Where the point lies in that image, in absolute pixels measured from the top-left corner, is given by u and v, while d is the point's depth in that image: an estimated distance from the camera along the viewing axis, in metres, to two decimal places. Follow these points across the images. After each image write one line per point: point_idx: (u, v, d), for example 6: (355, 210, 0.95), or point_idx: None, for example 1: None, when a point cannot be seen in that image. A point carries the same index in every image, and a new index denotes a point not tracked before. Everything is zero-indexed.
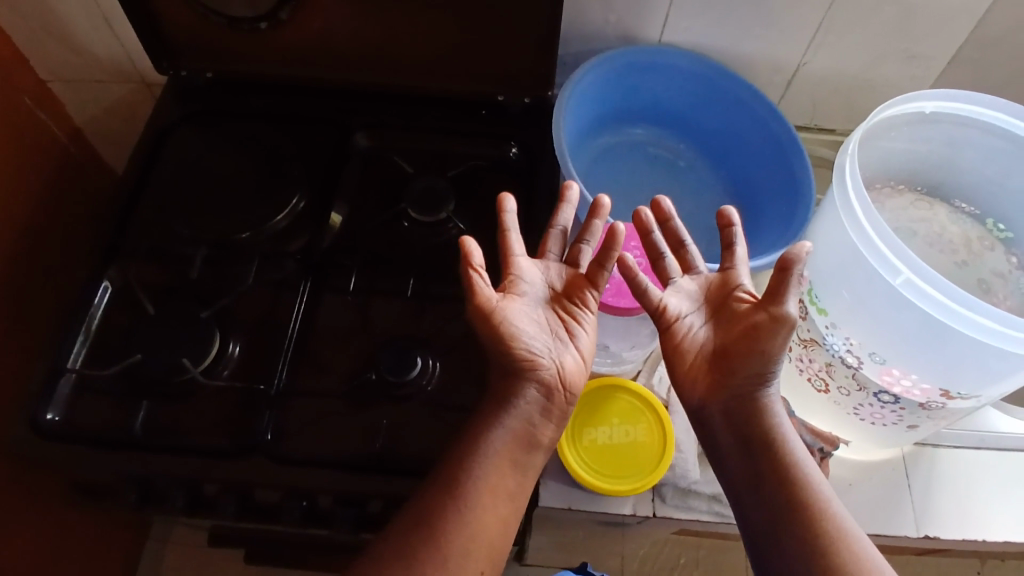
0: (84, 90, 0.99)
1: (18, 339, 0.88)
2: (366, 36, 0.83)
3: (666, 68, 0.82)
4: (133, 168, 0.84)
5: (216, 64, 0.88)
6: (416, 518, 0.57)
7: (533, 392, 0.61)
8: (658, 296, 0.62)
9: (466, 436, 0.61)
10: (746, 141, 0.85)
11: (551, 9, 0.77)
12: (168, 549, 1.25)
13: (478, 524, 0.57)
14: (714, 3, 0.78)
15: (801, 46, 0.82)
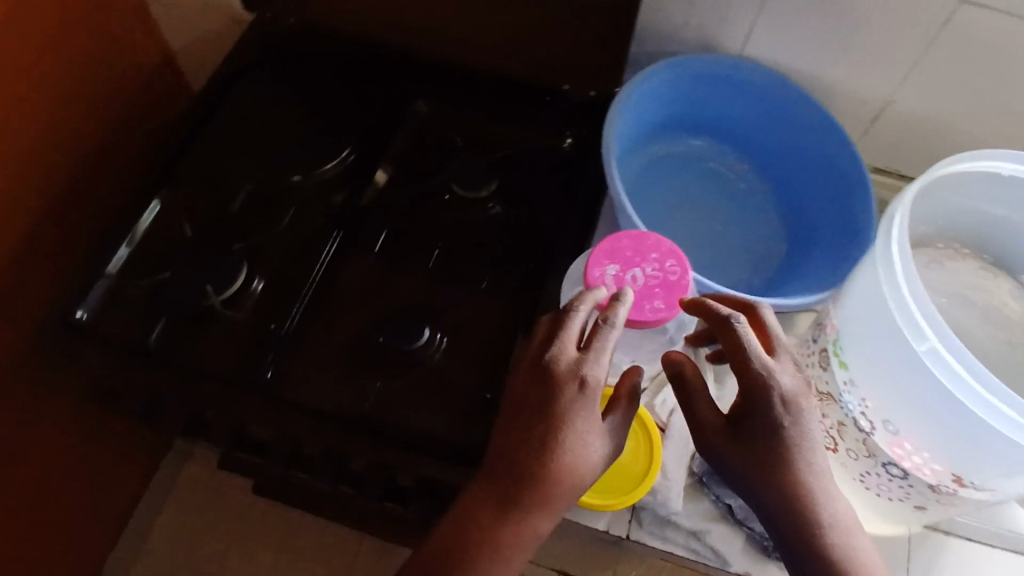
0: (178, 17, 1.04)
1: (77, 241, 0.94)
2: (442, 4, 0.82)
3: (741, 83, 0.78)
4: (203, 99, 0.87)
5: (296, 10, 0.89)
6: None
7: (542, 510, 0.51)
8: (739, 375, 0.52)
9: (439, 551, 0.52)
10: (814, 173, 0.80)
11: (627, 4, 0.74)
12: (184, 466, 1.31)
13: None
14: (803, 24, 0.74)
15: (890, 84, 0.77)
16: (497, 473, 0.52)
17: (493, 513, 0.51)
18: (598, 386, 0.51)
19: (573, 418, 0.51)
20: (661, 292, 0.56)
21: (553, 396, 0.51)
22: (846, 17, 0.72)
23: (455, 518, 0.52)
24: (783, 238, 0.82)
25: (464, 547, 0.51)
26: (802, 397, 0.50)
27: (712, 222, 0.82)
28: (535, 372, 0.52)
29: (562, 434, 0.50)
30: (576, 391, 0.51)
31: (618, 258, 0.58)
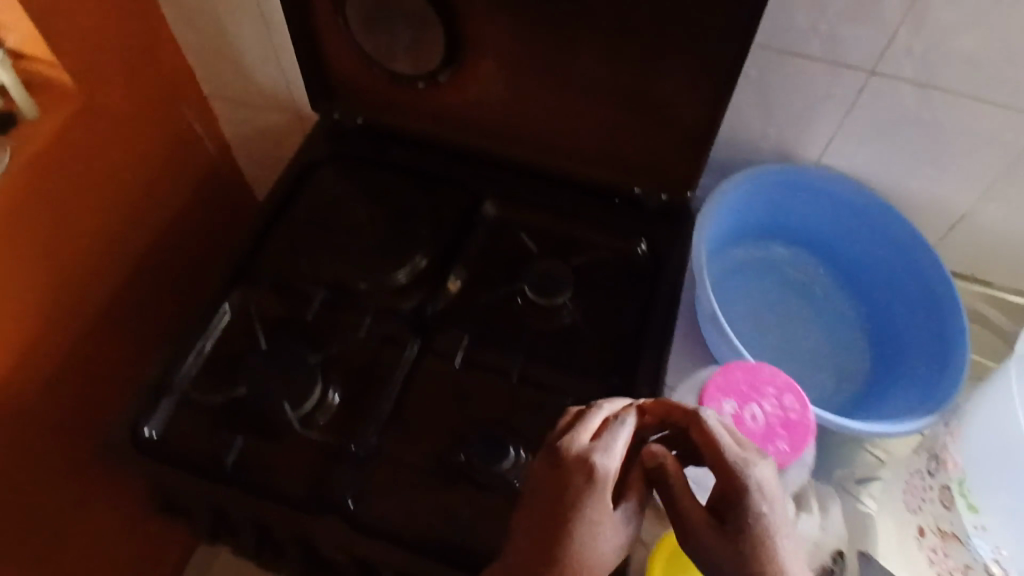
0: (243, 110, 1.06)
1: None
2: (514, 106, 0.83)
3: (823, 194, 0.78)
4: (271, 197, 0.87)
5: (364, 109, 0.91)
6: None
7: None
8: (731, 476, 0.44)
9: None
10: (898, 284, 0.79)
11: (709, 113, 0.75)
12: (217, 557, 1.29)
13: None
14: (888, 136, 0.74)
15: (969, 196, 0.77)
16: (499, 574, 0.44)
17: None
18: (609, 482, 0.44)
19: (575, 518, 0.43)
20: (784, 432, 0.55)
21: (561, 497, 0.44)
22: (932, 131, 0.72)
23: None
24: (866, 348, 0.81)
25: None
26: (773, 492, 0.43)
27: (795, 332, 0.80)
28: (545, 468, 0.45)
29: (563, 536, 0.43)
30: (584, 486, 0.43)
31: (734, 393, 0.56)
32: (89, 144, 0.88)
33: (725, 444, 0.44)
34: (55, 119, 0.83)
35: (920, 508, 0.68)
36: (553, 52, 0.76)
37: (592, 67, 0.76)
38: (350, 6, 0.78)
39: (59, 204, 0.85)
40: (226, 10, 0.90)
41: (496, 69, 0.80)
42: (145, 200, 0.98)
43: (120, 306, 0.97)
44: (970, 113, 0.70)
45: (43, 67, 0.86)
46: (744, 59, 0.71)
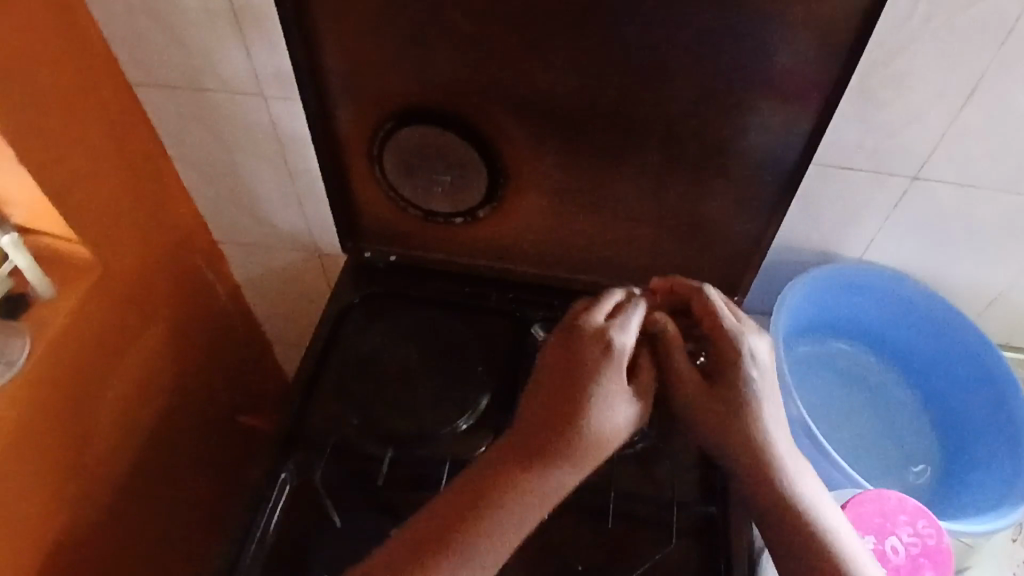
0: (255, 253, 1.02)
1: None
2: (557, 233, 0.84)
3: (872, 290, 0.82)
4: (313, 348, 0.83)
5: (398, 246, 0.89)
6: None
7: (564, 467, 0.58)
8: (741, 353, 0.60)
9: (461, 530, 0.56)
10: (948, 368, 0.84)
11: (756, 224, 0.77)
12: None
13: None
14: (926, 233, 0.78)
15: (1003, 278, 0.81)
16: (538, 387, 0.62)
17: (513, 491, 0.57)
18: (620, 351, 0.60)
19: (597, 373, 0.59)
20: (925, 560, 0.59)
21: (578, 357, 0.60)
22: (967, 227, 0.76)
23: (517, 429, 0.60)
24: (929, 430, 0.85)
25: (528, 445, 0.59)
26: (764, 357, 0.61)
27: (867, 424, 0.84)
28: (564, 346, 0.62)
29: (589, 341, 0.61)
30: (597, 342, 0.61)
31: (871, 527, 0.59)
32: (107, 317, 0.83)
33: (725, 316, 0.62)
34: (72, 297, 0.77)
35: None
36: (596, 180, 0.77)
37: (636, 191, 0.77)
38: (390, 154, 0.78)
39: (73, 386, 0.79)
40: (245, 163, 0.87)
41: (538, 202, 0.81)
42: (153, 363, 0.92)
43: (131, 476, 0.91)
44: (1003, 208, 0.74)
45: (57, 240, 0.79)
46: (804, 180, 0.74)
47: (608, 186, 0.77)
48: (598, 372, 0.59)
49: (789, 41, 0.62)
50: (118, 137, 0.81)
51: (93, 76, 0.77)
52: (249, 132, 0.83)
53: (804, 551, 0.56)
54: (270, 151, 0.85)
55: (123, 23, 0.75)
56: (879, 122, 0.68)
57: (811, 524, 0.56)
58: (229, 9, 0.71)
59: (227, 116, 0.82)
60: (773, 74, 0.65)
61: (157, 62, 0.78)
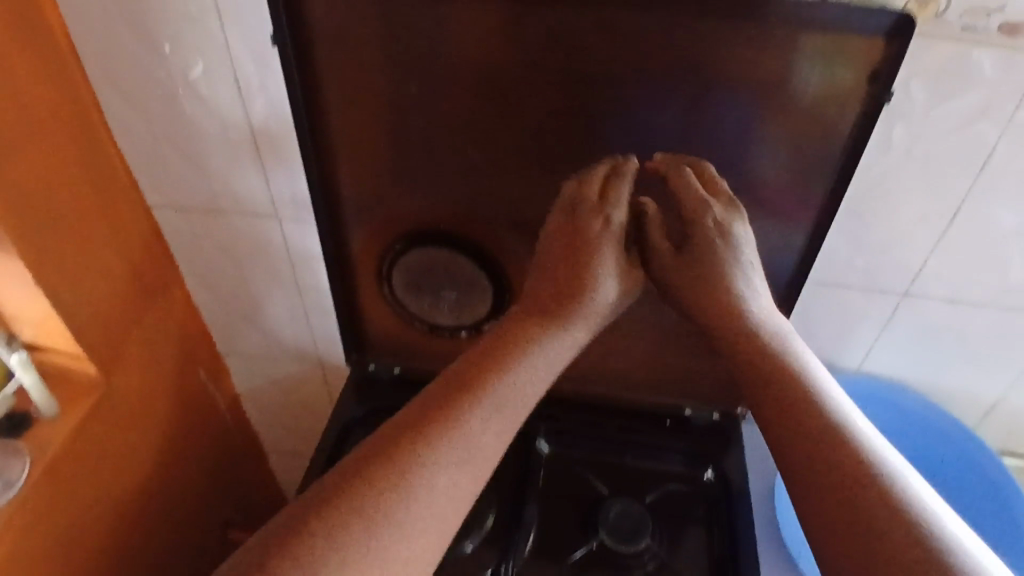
0: (258, 364, 1.02)
1: None
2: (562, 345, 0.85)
3: (868, 398, 0.83)
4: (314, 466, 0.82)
5: (402, 358, 0.90)
6: (348, 485, 0.48)
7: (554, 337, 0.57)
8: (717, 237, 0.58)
9: (436, 409, 0.52)
10: (952, 478, 0.83)
11: None
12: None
13: (412, 499, 0.48)
14: (919, 344, 0.80)
15: (999, 387, 0.83)
16: (530, 294, 0.60)
17: (492, 360, 0.55)
18: (620, 228, 0.59)
19: (586, 248, 0.57)
20: None
21: (578, 223, 0.58)
22: (960, 338, 0.79)
23: (495, 332, 0.58)
24: None
25: (511, 334, 0.57)
26: (739, 232, 0.59)
27: None
28: (567, 201, 0.60)
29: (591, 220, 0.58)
30: (598, 215, 0.58)
31: None
32: (108, 433, 0.82)
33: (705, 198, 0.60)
34: (75, 416, 0.77)
35: None
36: None
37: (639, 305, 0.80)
38: (398, 272, 0.80)
39: (67, 510, 0.77)
40: (255, 278, 0.90)
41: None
42: (149, 479, 0.90)
43: None
44: (993, 320, 0.76)
45: (63, 356, 0.79)
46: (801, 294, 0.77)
47: None
48: (601, 242, 0.57)
49: (778, 171, 0.67)
50: (132, 256, 0.83)
51: (113, 200, 0.79)
52: (261, 249, 0.86)
53: (793, 413, 0.52)
54: (280, 268, 0.88)
55: (147, 151, 0.79)
56: (870, 242, 0.72)
57: (801, 376, 0.54)
58: (251, 139, 0.75)
59: (240, 235, 0.85)
60: (766, 200, 0.69)
61: (176, 185, 0.82)
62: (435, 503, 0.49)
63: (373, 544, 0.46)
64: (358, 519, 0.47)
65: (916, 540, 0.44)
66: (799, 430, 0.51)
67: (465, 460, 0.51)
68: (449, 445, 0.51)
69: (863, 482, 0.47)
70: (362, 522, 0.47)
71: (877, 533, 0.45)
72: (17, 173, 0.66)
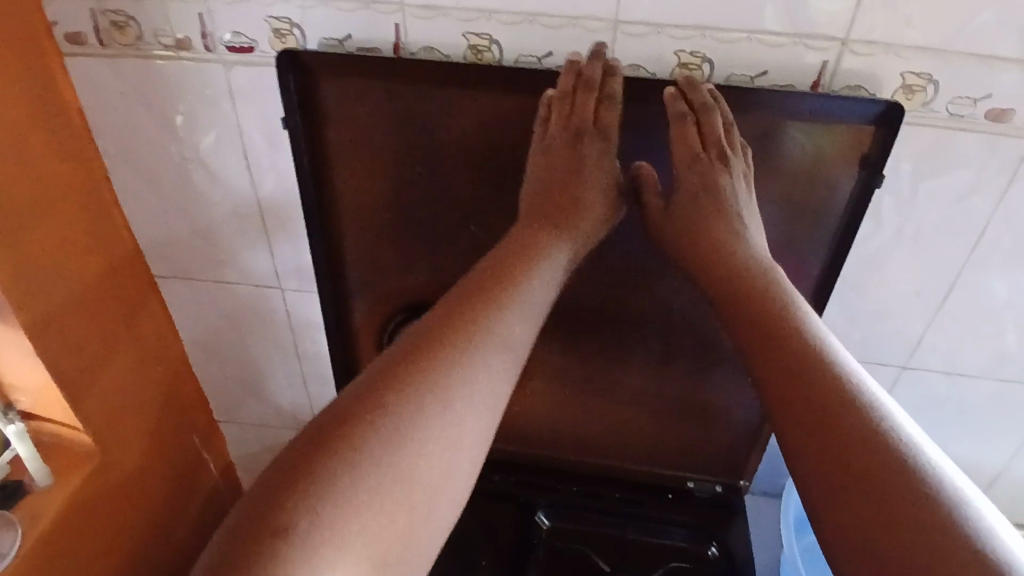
0: (254, 432, 1.01)
1: None
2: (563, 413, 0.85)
3: None
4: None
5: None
6: (344, 436, 0.45)
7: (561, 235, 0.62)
8: (720, 182, 0.60)
9: (434, 355, 0.51)
10: None
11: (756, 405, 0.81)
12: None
13: (412, 462, 0.46)
14: (919, 417, 0.80)
15: (1000, 460, 0.82)
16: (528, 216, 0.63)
17: (485, 307, 0.54)
18: (608, 155, 0.64)
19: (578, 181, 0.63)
20: None
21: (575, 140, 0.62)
22: (959, 412, 0.79)
23: (485, 263, 0.59)
24: None
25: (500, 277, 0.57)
26: (739, 198, 0.61)
27: None
28: (567, 99, 0.61)
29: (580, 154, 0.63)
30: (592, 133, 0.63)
31: None
32: (101, 504, 0.80)
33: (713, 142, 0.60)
34: (69, 487, 0.76)
35: None
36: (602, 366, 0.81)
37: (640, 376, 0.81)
38: None
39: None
40: (255, 345, 0.90)
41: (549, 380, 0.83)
42: (138, 554, 0.88)
43: None
44: (992, 394, 0.76)
45: (59, 426, 0.79)
46: None
47: (615, 372, 0.82)
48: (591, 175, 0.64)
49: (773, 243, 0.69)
50: (136, 325, 0.84)
51: (119, 270, 0.80)
52: (263, 317, 0.87)
53: (809, 375, 0.50)
54: (281, 337, 0.88)
55: (155, 221, 0.80)
56: (866, 315, 0.73)
57: (830, 355, 0.51)
58: (257, 213, 0.76)
59: (242, 304, 0.86)
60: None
61: (182, 256, 0.83)
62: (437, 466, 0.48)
63: (372, 480, 0.44)
64: (347, 464, 0.44)
65: (940, 527, 0.41)
66: (813, 386, 0.50)
67: (460, 410, 0.50)
68: (446, 400, 0.49)
69: (876, 457, 0.45)
70: (356, 472, 0.44)
71: (904, 522, 0.42)
72: (29, 246, 0.67)
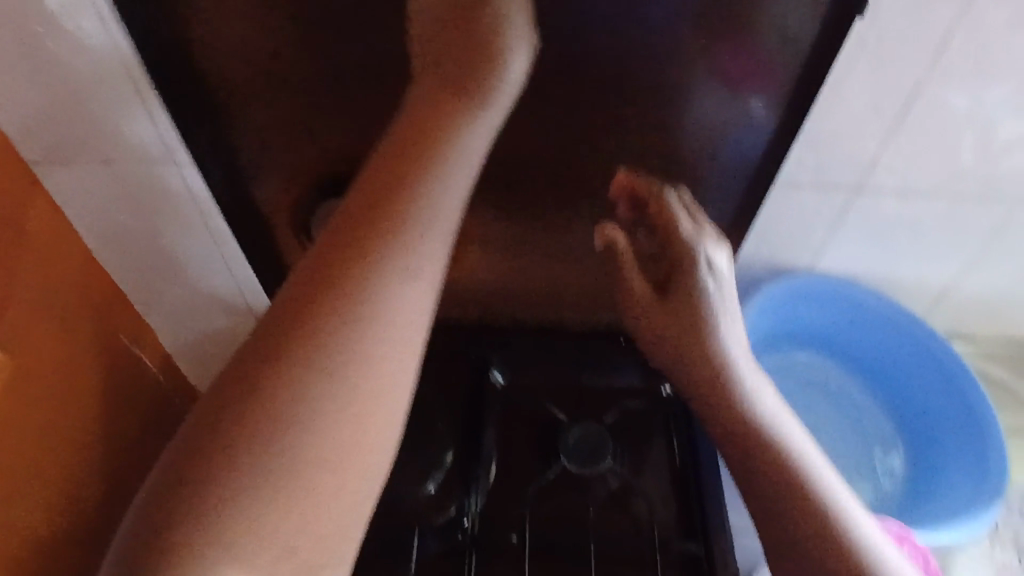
0: (186, 319, 0.95)
1: None
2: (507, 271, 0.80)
3: (825, 298, 0.81)
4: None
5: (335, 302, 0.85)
6: (277, 354, 0.40)
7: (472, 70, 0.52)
8: (682, 225, 0.57)
9: (366, 243, 0.44)
10: (905, 371, 0.82)
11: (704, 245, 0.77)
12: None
13: (353, 405, 0.41)
14: (870, 239, 0.78)
15: (949, 275, 0.82)
16: (437, 71, 0.52)
17: (423, 177, 0.47)
18: None
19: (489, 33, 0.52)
20: None
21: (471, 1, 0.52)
22: (911, 230, 0.76)
23: (409, 120, 0.50)
24: (896, 438, 0.83)
25: (436, 136, 0.49)
26: (718, 254, 0.57)
27: (830, 435, 0.81)
28: None
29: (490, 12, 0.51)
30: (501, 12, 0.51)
31: None
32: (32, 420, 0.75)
33: (681, 223, 0.58)
34: None
35: None
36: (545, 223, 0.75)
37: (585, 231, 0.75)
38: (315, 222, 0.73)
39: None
40: (163, 228, 0.81)
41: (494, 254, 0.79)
42: (88, 461, 0.84)
43: None
44: (945, 208, 0.74)
45: None
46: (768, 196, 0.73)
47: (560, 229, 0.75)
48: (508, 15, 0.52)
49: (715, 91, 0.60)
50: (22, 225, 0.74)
51: None
52: (164, 197, 0.77)
53: (718, 388, 0.55)
54: (190, 217, 0.79)
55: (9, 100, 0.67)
56: (817, 138, 0.68)
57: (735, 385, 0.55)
58: (127, 79, 0.65)
59: (138, 185, 0.76)
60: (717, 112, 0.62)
61: (53, 139, 0.71)
62: (389, 372, 0.43)
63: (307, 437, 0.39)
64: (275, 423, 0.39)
65: (826, 535, 0.49)
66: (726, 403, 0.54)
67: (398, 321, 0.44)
68: (376, 315, 0.43)
69: (786, 476, 0.50)
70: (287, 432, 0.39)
71: (787, 515, 0.49)
72: None
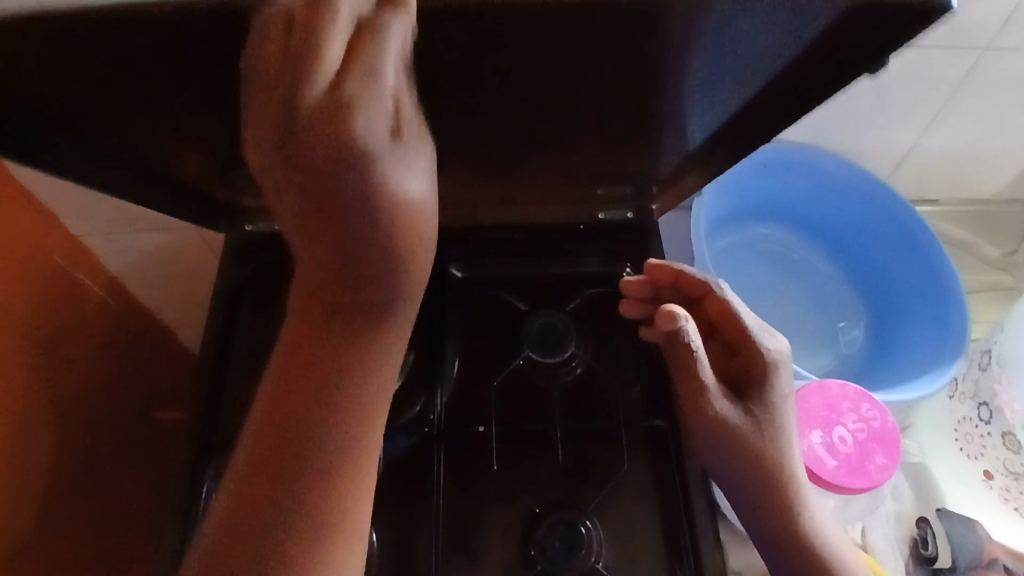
0: (125, 240, 0.89)
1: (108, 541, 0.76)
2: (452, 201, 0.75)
3: (786, 166, 0.78)
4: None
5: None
6: (296, 488, 0.37)
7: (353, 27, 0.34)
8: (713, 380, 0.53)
9: (342, 320, 0.38)
10: (868, 236, 0.81)
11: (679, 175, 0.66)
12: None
13: (356, 468, 0.39)
14: (834, 100, 0.74)
15: (914, 132, 0.79)
16: (308, 157, 0.35)
17: (389, 290, 0.38)
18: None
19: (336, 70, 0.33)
20: (876, 445, 0.54)
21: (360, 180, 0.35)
22: (876, 86, 0.73)
23: (289, 140, 0.34)
24: (859, 304, 0.83)
25: (363, 269, 0.38)
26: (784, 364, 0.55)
27: (793, 305, 0.80)
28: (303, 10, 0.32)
29: (338, 107, 0.33)
30: (364, 83, 0.34)
31: (816, 422, 0.55)
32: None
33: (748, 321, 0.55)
34: None
35: (981, 453, 0.72)
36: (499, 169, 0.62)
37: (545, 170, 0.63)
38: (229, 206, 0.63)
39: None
40: None
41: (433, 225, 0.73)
42: None
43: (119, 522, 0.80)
44: (911, 59, 0.70)
45: None
46: None
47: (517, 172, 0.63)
48: (355, 105, 0.34)
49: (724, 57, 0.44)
50: None
51: None
52: None
53: (760, 470, 0.51)
54: None
55: None
56: None
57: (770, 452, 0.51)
58: None
59: None
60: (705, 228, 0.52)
61: None
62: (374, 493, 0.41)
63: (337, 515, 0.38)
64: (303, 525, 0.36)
65: None
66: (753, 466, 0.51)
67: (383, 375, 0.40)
68: (367, 377, 0.39)
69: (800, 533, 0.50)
70: (313, 529, 0.37)
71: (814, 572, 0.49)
72: None
